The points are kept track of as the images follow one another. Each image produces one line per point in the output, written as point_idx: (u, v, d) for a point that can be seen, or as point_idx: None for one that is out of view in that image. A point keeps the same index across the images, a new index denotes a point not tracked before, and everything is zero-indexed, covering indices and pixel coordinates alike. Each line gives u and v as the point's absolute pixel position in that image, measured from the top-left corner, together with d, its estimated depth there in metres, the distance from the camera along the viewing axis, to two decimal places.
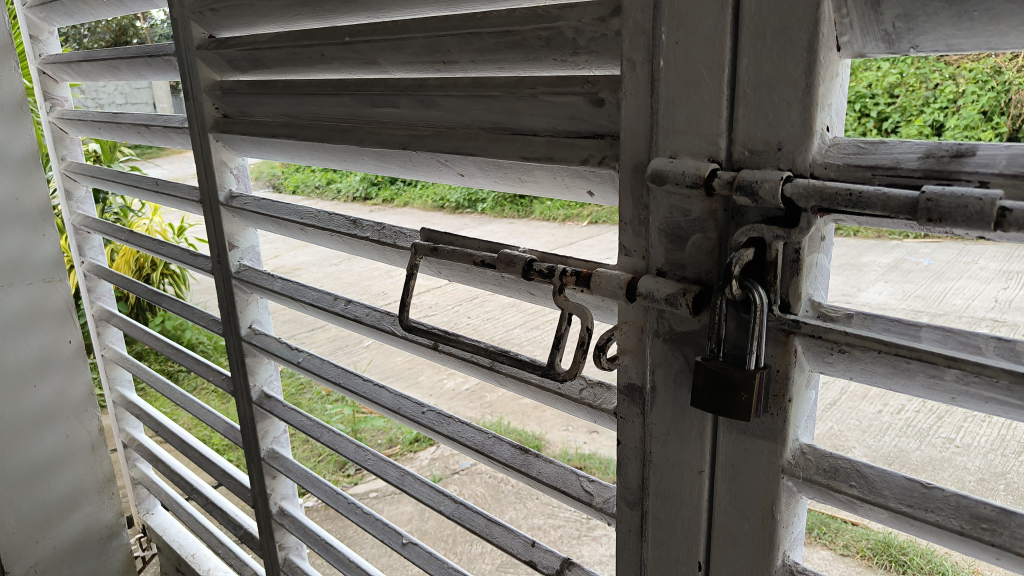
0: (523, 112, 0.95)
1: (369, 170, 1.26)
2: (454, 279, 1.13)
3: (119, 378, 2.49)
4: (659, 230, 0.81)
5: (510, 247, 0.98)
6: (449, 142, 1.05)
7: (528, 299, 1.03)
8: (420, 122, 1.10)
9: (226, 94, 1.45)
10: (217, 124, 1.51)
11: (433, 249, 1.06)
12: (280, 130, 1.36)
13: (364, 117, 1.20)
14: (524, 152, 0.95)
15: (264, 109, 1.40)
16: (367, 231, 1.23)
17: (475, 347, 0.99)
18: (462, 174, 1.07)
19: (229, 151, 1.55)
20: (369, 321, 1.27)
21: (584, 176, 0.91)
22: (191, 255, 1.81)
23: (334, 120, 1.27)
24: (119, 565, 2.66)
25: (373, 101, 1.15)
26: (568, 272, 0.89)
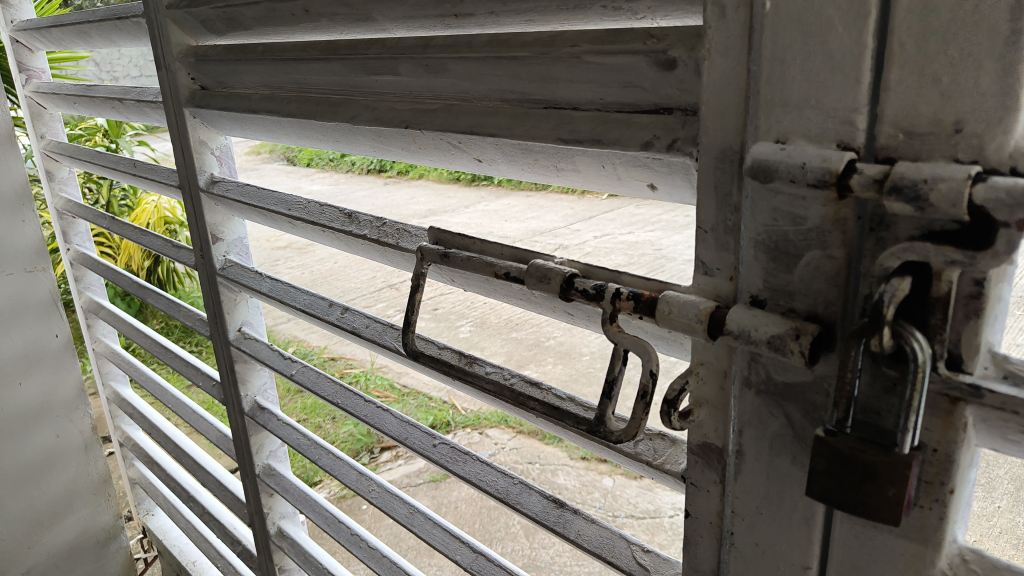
0: (560, 78, 0.72)
1: (366, 152, 1.03)
2: (472, 290, 0.90)
3: (112, 373, 2.24)
4: (758, 243, 0.59)
5: (544, 256, 0.76)
6: (462, 118, 0.82)
7: (565, 320, 0.81)
8: (424, 93, 0.88)
9: (200, 60, 1.22)
10: (192, 97, 1.28)
11: (445, 255, 0.85)
12: (262, 104, 1.13)
13: (359, 87, 0.97)
14: (560, 132, 0.72)
15: (243, 80, 1.17)
16: (364, 227, 1.01)
17: (502, 389, 0.78)
18: (480, 159, 0.84)
19: (209, 129, 1.33)
20: (369, 334, 1.06)
21: (643, 165, 0.68)
22: (174, 247, 1.59)
23: (324, 91, 1.04)
24: (119, 567, 2.48)
25: (367, 66, 0.92)
26: (625, 294, 0.67)
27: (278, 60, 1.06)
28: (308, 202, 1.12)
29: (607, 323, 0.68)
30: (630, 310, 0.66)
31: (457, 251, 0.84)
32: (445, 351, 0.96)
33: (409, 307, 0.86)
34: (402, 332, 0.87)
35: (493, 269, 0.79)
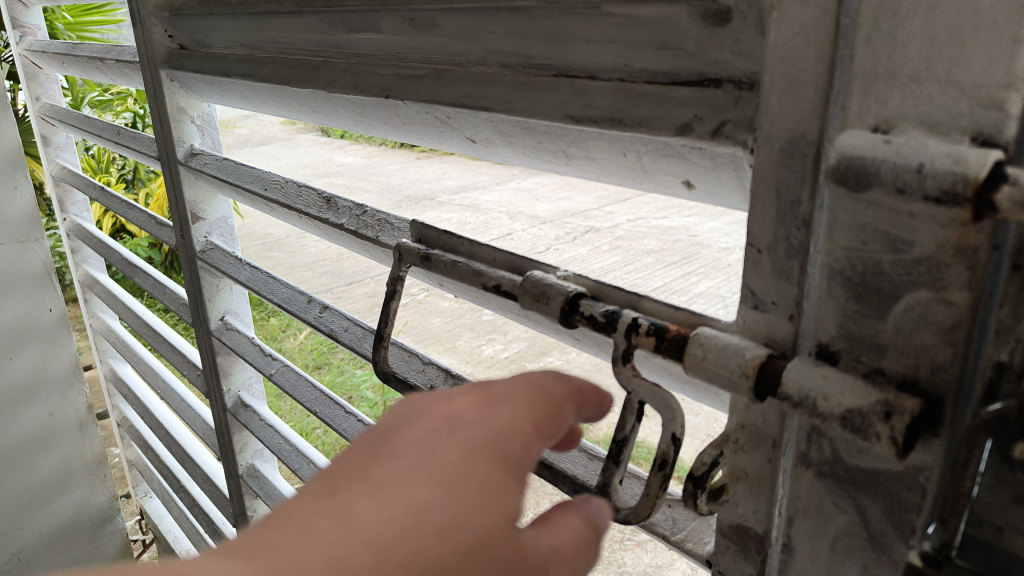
0: (573, 38, 0.55)
1: (348, 126, 0.87)
2: (462, 297, 0.75)
3: (108, 350, 2.07)
4: (837, 274, 0.42)
5: (545, 267, 0.60)
6: (452, 88, 0.65)
7: (571, 343, 0.65)
8: (412, 55, 0.71)
9: (173, 15, 1.06)
10: (169, 57, 1.13)
11: (427, 258, 0.69)
12: (237, 67, 0.98)
13: (341, 48, 0.81)
14: (569, 108, 0.55)
15: (218, 38, 1.02)
16: (342, 216, 0.86)
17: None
18: (473, 139, 0.68)
19: (188, 94, 1.17)
20: (346, 340, 0.90)
21: (677, 157, 0.50)
22: (157, 224, 1.44)
23: (302, 52, 0.88)
24: (114, 550, 2.40)
25: (344, 20, 0.76)
26: (644, 328, 0.50)
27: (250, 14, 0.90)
28: (285, 181, 0.97)
29: (618, 363, 0.52)
30: (651, 349, 0.49)
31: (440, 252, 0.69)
32: (430, 370, 0.80)
33: (382, 318, 0.71)
34: (373, 346, 0.72)
35: (481, 278, 0.63)
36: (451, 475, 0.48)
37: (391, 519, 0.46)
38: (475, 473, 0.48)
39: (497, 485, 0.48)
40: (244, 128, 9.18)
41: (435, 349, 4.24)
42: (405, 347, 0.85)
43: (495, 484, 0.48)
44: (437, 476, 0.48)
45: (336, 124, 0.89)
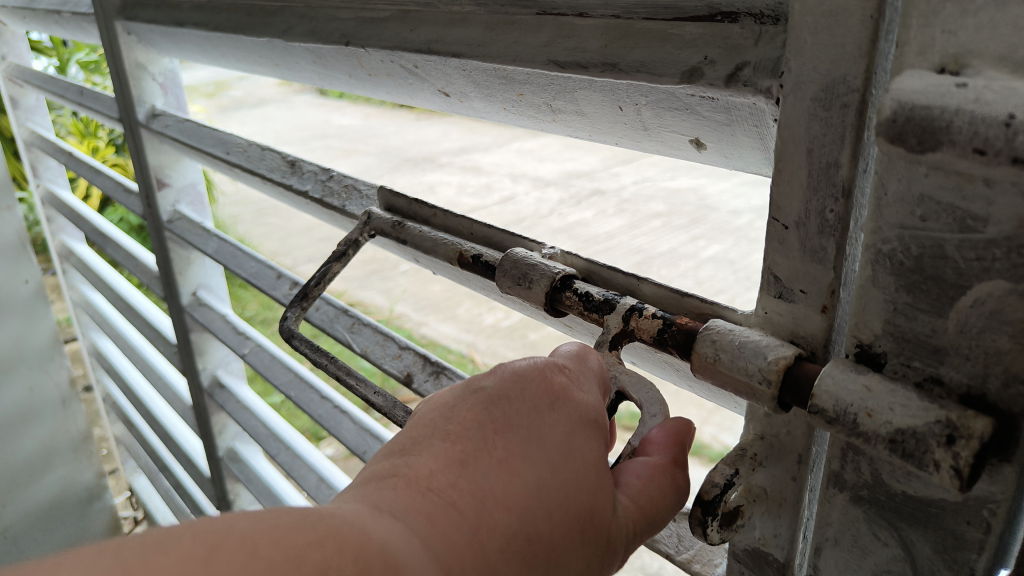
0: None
1: (313, 79, 0.78)
2: (441, 275, 0.69)
3: (88, 324, 2.02)
4: (885, 257, 0.33)
5: (533, 243, 0.51)
6: (420, 32, 0.56)
7: (563, 330, 0.57)
8: None
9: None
10: (125, 7, 1.04)
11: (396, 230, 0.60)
12: (193, 14, 0.89)
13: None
14: (553, 52, 0.45)
15: None
16: (306, 182, 0.78)
17: (394, 406, 0.56)
18: (446, 92, 0.58)
19: (146, 48, 1.07)
20: (318, 321, 0.83)
21: (684, 110, 0.40)
22: (124, 190, 1.36)
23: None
24: (104, 527, 2.30)
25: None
26: (649, 312, 0.42)
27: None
28: (248, 144, 0.89)
29: (603, 348, 0.45)
30: (654, 337, 0.41)
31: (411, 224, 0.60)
32: (406, 356, 0.72)
33: (315, 277, 0.68)
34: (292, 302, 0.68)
35: (455, 253, 0.54)
36: (504, 449, 0.41)
37: (444, 511, 0.39)
38: (538, 435, 0.41)
39: (570, 450, 0.41)
40: (240, 89, 8.92)
41: (435, 316, 4.15)
42: (376, 329, 0.78)
43: (569, 445, 0.41)
44: (492, 452, 0.41)
45: (300, 76, 0.80)
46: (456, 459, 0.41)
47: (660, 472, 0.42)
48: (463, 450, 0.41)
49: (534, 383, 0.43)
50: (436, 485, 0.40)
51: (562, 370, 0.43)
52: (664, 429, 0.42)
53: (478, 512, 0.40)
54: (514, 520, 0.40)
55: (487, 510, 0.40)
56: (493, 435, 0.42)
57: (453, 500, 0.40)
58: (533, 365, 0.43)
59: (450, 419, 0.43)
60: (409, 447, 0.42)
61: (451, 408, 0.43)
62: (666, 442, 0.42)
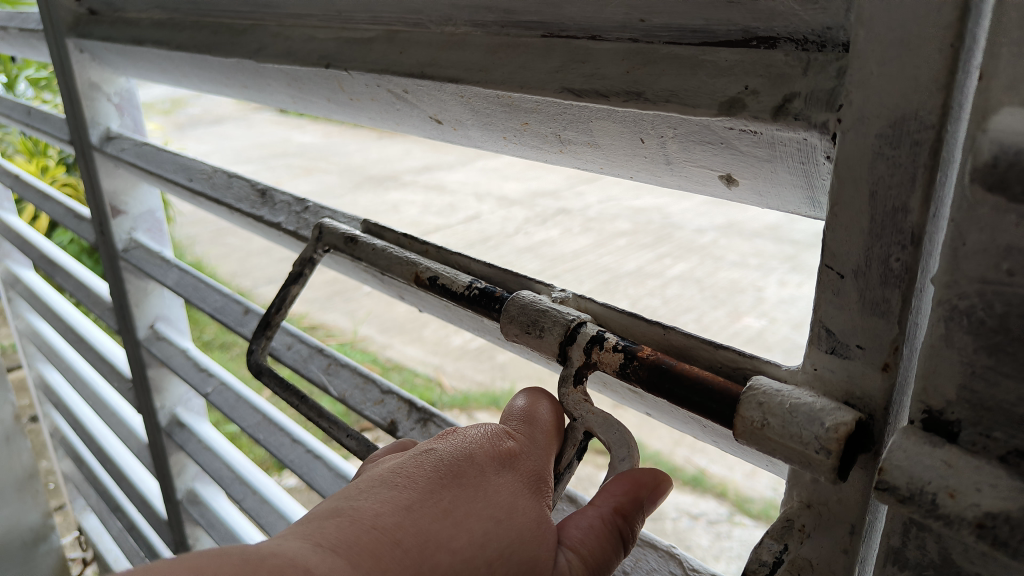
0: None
1: (287, 103, 0.74)
2: (426, 313, 0.67)
3: (34, 354, 1.90)
4: (962, 314, 0.29)
5: (543, 285, 0.46)
6: (411, 53, 0.52)
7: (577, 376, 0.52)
8: (359, 13, 0.58)
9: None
10: (77, 24, 0.96)
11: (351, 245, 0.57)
12: (152, 32, 0.83)
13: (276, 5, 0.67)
14: (566, 78, 0.41)
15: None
16: (278, 213, 0.73)
17: (370, 449, 0.54)
18: (439, 119, 0.54)
19: (100, 67, 1.01)
20: (290, 360, 0.77)
21: (719, 145, 0.37)
22: (74, 217, 1.27)
23: (232, 15, 0.74)
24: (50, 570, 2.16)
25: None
26: (611, 343, 0.40)
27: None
28: (213, 170, 0.84)
29: (566, 383, 0.42)
30: (617, 371, 0.39)
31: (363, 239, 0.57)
32: (388, 402, 0.67)
33: (274, 303, 0.63)
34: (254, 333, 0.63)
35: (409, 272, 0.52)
36: (450, 503, 0.42)
37: (386, 552, 0.39)
38: (486, 495, 0.42)
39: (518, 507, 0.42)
40: (197, 107, 8.73)
41: (400, 338, 4.07)
42: (358, 370, 0.72)
43: (514, 505, 0.42)
44: (438, 502, 0.42)
45: (272, 97, 0.75)
46: (402, 506, 0.41)
47: (600, 525, 0.42)
48: (409, 499, 0.42)
49: (488, 442, 0.44)
50: (379, 523, 0.41)
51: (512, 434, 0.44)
52: (621, 479, 0.41)
53: (417, 554, 0.40)
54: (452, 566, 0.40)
55: (429, 560, 0.40)
56: (440, 488, 0.42)
57: (393, 540, 0.40)
58: (485, 431, 0.45)
59: (398, 473, 0.43)
60: (353, 494, 0.43)
61: (401, 464, 0.44)
62: (620, 492, 0.41)
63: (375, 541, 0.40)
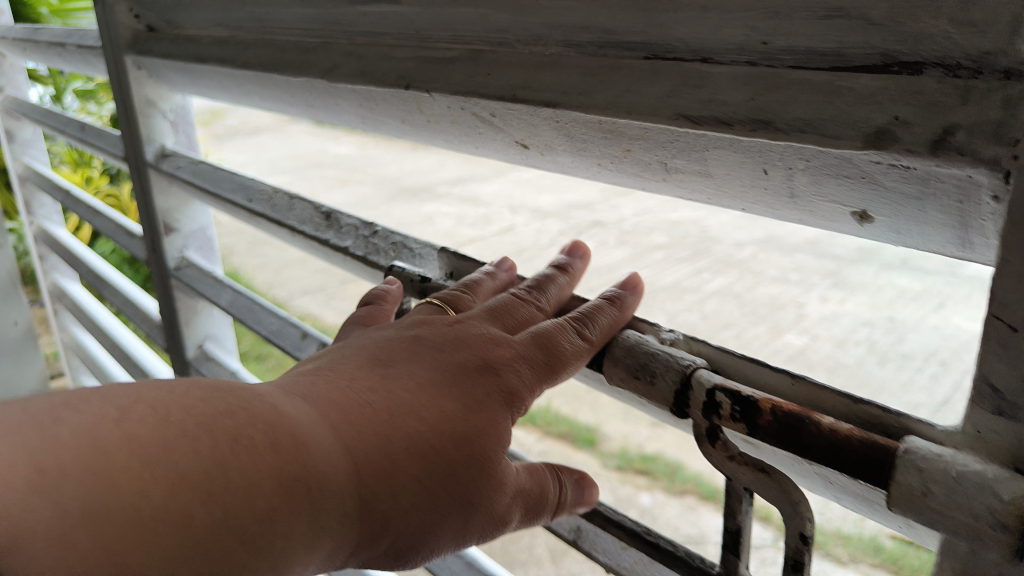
0: (678, 1, 0.40)
1: (354, 122, 0.72)
2: None
3: (81, 366, 1.93)
4: None
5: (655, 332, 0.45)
6: (497, 71, 0.50)
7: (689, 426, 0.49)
8: (438, 32, 0.57)
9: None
10: (135, 41, 0.96)
11: (427, 291, 0.59)
12: (215, 50, 0.82)
13: (352, 25, 0.67)
14: (679, 102, 0.39)
15: (193, 17, 0.87)
16: (346, 237, 0.71)
17: None
18: (526, 144, 0.51)
19: (155, 84, 1.01)
20: None
21: (860, 178, 0.34)
22: (126, 233, 1.27)
23: (299, 34, 0.74)
24: None
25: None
26: (726, 404, 0.37)
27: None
28: (274, 191, 0.83)
29: (704, 443, 0.40)
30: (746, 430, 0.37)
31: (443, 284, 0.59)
32: None
33: None
34: None
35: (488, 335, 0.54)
36: (426, 384, 0.50)
37: (359, 411, 0.47)
38: (458, 387, 0.50)
39: (492, 407, 0.49)
40: (236, 119, 8.89)
41: None
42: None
43: (480, 401, 0.50)
44: (415, 383, 0.50)
45: (339, 118, 0.74)
46: (384, 381, 0.50)
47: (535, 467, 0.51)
48: (390, 377, 0.50)
49: (471, 347, 0.52)
50: (361, 388, 0.49)
51: (495, 344, 0.52)
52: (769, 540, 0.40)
53: (385, 414, 0.47)
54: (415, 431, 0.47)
55: (396, 420, 0.47)
56: (419, 375, 0.50)
57: (369, 402, 0.48)
58: (474, 339, 0.53)
59: (386, 356, 0.52)
60: (343, 367, 0.51)
61: (393, 349, 0.53)
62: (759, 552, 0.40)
63: (365, 407, 0.48)
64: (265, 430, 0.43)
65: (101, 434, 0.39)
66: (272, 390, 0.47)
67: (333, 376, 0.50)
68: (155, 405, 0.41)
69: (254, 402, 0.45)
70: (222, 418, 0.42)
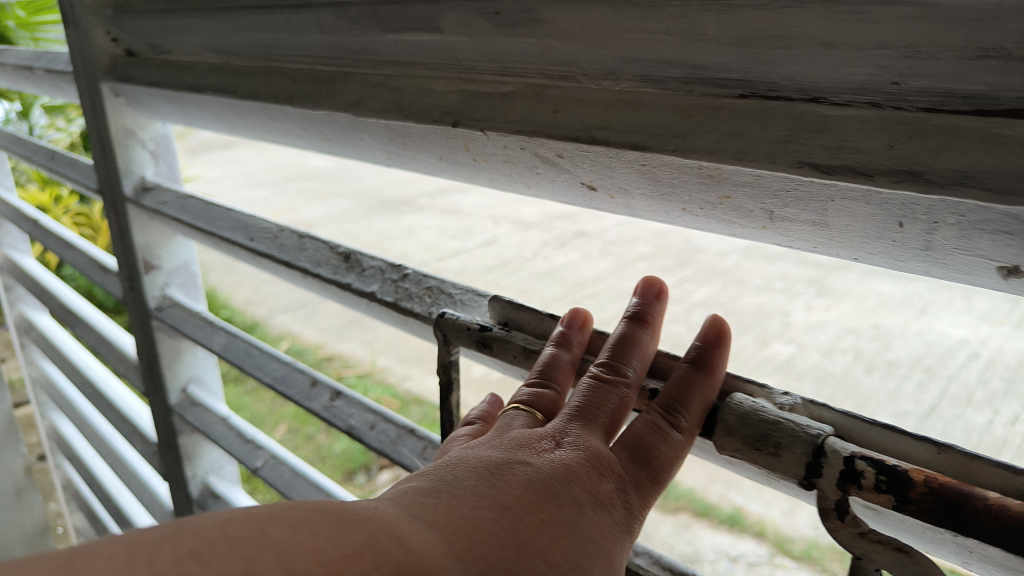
0: (791, 35, 0.38)
1: (375, 158, 0.68)
2: None
3: (48, 403, 1.86)
4: None
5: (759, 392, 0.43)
6: (557, 110, 0.46)
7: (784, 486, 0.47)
8: (481, 59, 0.51)
9: (120, 13, 0.87)
10: (113, 67, 0.91)
11: (488, 341, 0.54)
12: (213, 78, 0.77)
13: (370, 52, 0.61)
14: (802, 151, 0.36)
15: (183, 42, 0.81)
16: (370, 281, 0.66)
17: None
18: (593, 185, 0.48)
19: (139, 112, 0.96)
20: (376, 444, 0.71)
21: (1018, 234, 0.32)
22: (100, 269, 1.22)
23: (313, 59, 0.69)
24: None
25: (384, 16, 0.56)
26: (869, 480, 0.36)
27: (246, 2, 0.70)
28: (280, 229, 0.79)
29: (830, 518, 0.39)
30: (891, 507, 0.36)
31: (504, 331, 0.55)
32: None
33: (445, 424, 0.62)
34: None
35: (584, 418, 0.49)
36: (550, 511, 0.42)
37: (484, 542, 0.39)
38: (581, 516, 0.43)
39: (614, 537, 0.43)
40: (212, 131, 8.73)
41: (419, 369, 3.96)
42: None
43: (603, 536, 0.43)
44: (538, 508, 0.42)
45: (358, 152, 0.69)
46: (501, 504, 0.42)
47: None
48: (507, 498, 0.42)
49: (582, 471, 0.45)
50: (478, 512, 0.41)
51: (607, 474, 0.46)
52: None
53: (513, 549, 0.39)
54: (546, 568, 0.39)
55: (525, 555, 0.39)
56: (539, 498, 0.43)
57: (493, 531, 0.40)
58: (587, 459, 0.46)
59: (495, 475, 0.45)
60: (448, 489, 0.44)
61: (500, 467, 0.46)
62: None
63: (491, 538, 0.39)
64: (382, 547, 0.37)
65: (206, 556, 0.34)
66: (384, 518, 0.39)
67: (437, 498, 0.42)
68: (258, 559, 0.34)
69: (362, 541, 0.36)
70: (335, 570, 0.34)
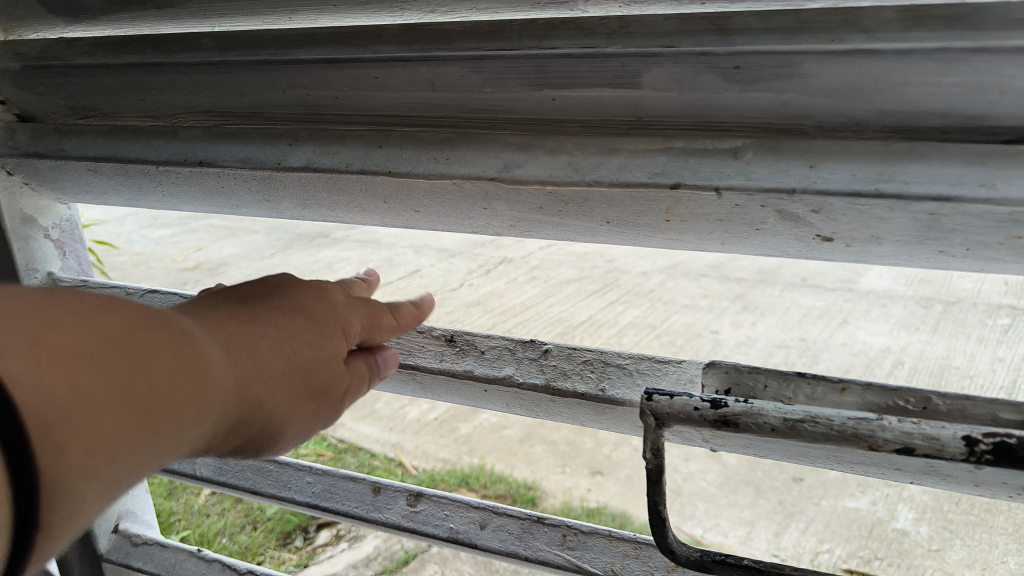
0: None
1: (474, 227, 0.58)
2: (756, 454, 0.52)
3: None
4: None
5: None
6: (801, 165, 0.42)
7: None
8: (668, 118, 0.46)
9: (36, 69, 0.69)
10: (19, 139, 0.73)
11: (732, 418, 0.43)
12: (226, 148, 0.65)
13: (492, 111, 0.52)
14: None
15: (165, 100, 0.67)
16: (502, 365, 0.54)
17: None
18: (836, 237, 0.44)
19: (45, 195, 0.79)
20: (497, 545, 0.60)
21: None
22: None
23: (376, 114, 0.59)
24: None
25: (549, 72, 0.47)
26: None
27: (286, 57, 0.59)
28: None
29: None
30: None
31: (747, 404, 0.43)
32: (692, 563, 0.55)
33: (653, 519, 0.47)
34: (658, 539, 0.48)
35: (862, 442, 0.41)
36: (308, 322, 0.45)
37: (253, 344, 0.42)
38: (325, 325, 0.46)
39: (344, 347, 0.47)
40: None
41: None
42: (603, 532, 0.59)
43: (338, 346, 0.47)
44: (295, 318, 0.45)
45: (455, 222, 0.58)
46: (256, 314, 0.44)
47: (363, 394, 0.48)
48: (261, 311, 0.44)
49: (330, 293, 0.48)
50: (241, 318, 0.43)
51: (347, 298, 0.49)
52: None
53: (272, 351, 0.43)
54: (293, 369, 0.43)
55: (277, 357, 0.43)
56: (294, 310, 0.46)
57: (254, 334, 0.43)
58: (322, 284, 0.49)
59: (233, 294, 0.46)
60: (191, 304, 0.44)
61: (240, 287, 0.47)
62: None
63: (265, 344, 0.43)
64: (178, 347, 0.37)
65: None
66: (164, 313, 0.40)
67: (200, 306, 0.44)
68: (74, 327, 0.34)
69: (153, 324, 0.38)
70: (141, 349, 0.36)
